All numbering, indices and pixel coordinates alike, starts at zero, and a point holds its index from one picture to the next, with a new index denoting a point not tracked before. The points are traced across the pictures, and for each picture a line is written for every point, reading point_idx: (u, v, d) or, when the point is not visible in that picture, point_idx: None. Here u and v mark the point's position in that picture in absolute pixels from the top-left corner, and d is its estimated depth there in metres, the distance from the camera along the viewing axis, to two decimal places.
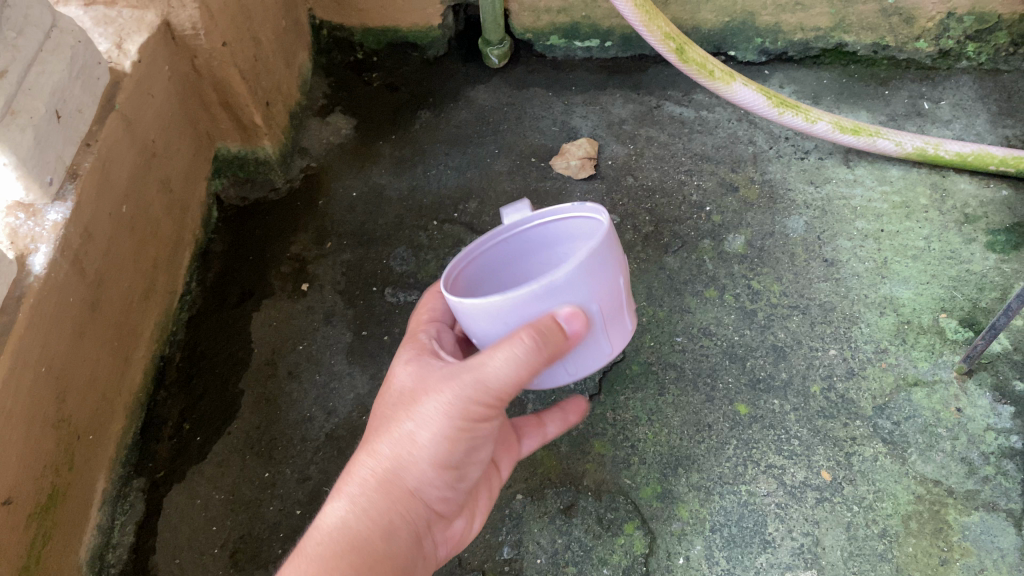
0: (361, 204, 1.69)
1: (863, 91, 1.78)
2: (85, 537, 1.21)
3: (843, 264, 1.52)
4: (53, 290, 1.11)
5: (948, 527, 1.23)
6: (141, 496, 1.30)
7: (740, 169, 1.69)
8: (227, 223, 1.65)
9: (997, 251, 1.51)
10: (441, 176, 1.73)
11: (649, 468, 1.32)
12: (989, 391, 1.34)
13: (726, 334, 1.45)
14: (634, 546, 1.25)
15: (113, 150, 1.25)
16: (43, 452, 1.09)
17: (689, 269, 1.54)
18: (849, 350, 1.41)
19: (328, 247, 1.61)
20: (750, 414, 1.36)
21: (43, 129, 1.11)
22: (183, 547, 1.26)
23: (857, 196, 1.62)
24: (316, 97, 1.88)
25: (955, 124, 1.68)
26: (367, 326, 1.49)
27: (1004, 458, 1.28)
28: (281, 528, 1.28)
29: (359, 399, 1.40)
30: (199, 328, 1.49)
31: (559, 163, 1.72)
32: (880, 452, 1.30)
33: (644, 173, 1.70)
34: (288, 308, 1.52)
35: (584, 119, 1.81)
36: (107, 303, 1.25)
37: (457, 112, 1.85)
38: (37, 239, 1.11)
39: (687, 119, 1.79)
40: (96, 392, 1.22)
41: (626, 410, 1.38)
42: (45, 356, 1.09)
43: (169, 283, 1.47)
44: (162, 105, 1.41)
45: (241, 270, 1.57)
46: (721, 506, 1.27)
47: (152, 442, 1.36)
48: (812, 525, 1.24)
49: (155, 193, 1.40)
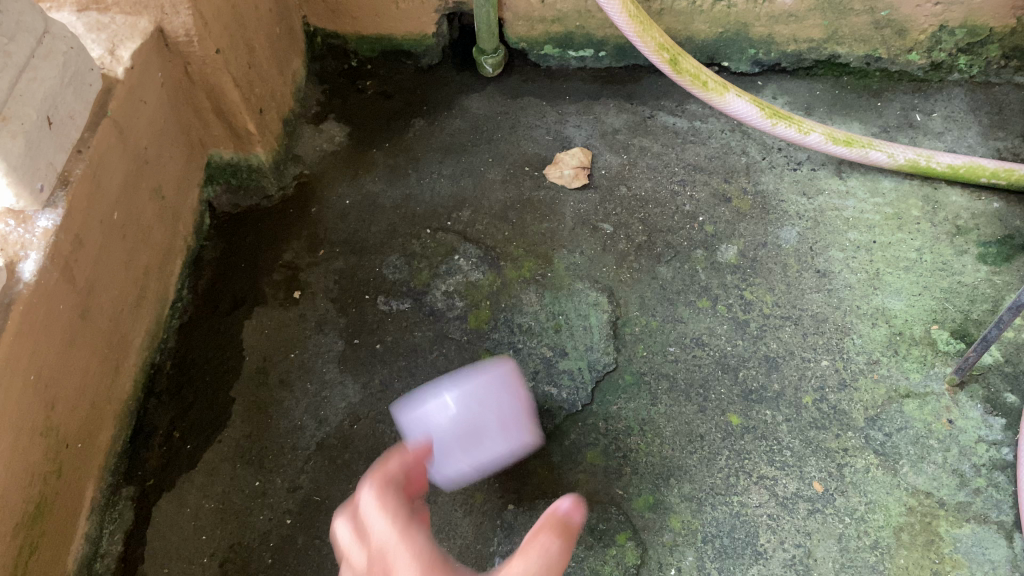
0: (354, 212, 1.68)
1: (855, 103, 1.79)
2: (72, 546, 1.19)
3: (836, 275, 1.53)
4: (42, 297, 1.10)
5: (940, 539, 1.23)
6: (130, 505, 1.30)
7: (733, 179, 1.69)
8: (219, 230, 1.65)
9: (988, 263, 1.51)
10: (434, 184, 1.73)
11: (641, 478, 1.31)
12: (980, 403, 1.35)
13: (718, 344, 1.45)
14: (626, 556, 1.24)
15: (104, 157, 1.25)
16: (30, 460, 1.08)
17: (681, 279, 1.54)
18: (841, 361, 1.42)
19: (321, 255, 1.61)
20: (742, 425, 1.36)
21: (34, 136, 1.09)
22: (171, 557, 1.25)
23: (850, 208, 1.62)
24: (310, 105, 1.88)
25: (946, 136, 1.70)
26: (359, 335, 1.49)
27: (995, 470, 1.28)
28: (271, 537, 1.27)
29: (351, 407, 1.40)
30: (190, 336, 1.49)
31: (552, 173, 1.72)
32: (872, 464, 1.30)
33: (637, 183, 1.71)
34: (279, 316, 1.52)
35: (578, 128, 1.82)
36: (96, 311, 1.24)
37: (450, 121, 1.85)
38: (27, 246, 1.11)
39: (680, 129, 1.79)
40: (86, 400, 1.21)
41: (618, 421, 1.37)
42: (34, 364, 1.09)
43: (160, 290, 1.46)
44: (156, 111, 1.41)
45: (233, 278, 1.57)
46: (713, 517, 1.26)
47: (141, 450, 1.35)
48: (804, 536, 1.24)
49: (147, 200, 1.39)
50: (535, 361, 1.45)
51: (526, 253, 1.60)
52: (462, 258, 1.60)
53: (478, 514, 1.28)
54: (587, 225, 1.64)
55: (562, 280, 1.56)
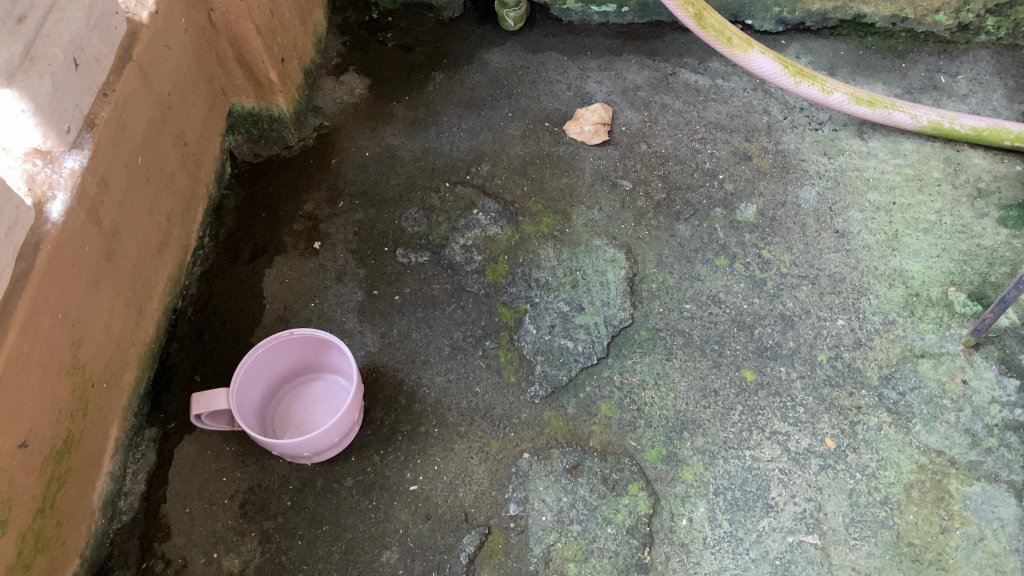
0: (374, 164, 1.69)
1: (880, 63, 1.78)
2: (98, 483, 1.22)
3: (854, 236, 1.53)
4: (69, 238, 1.11)
5: (950, 496, 1.24)
6: (153, 446, 1.32)
7: (753, 138, 1.69)
8: (240, 180, 1.66)
9: (1008, 226, 1.52)
10: (454, 138, 1.73)
11: (654, 431, 1.33)
12: (995, 364, 1.36)
13: (734, 302, 1.46)
14: (638, 506, 1.25)
15: (129, 101, 1.25)
16: (58, 398, 1.10)
17: (699, 237, 1.55)
18: (857, 321, 1.42)
19: (340, 206, 1.62)
20: (757, 380, 1.37)
21: (61, 77, 1.09)
22: (193, 496, 1.27)
23: (870, 168, 1.63)
24: (330, 56, 1.87)
25: (971, 98, 1.69)
26: (378, 286, 1.50)
27: (1007, 430, 1.30)
28: (291, 480, 1.29)
29: (370, 355, 1.42)
30: (211, 284, 1.50)
31: (572, 129, 1.72)
32: (885, 422, 1.31)
33: (657, 140, 1.70)
34: (300, 266, 1.53)
35: (599, 84, 1.82)
36: (121, 254, 1.26)
37: (471, 74, 1.85)
38: (54, 186, 1.11)
39: (702, 87, 1.80)
40: (110, 341, 1.23)
41: (633, 374, 1.39)
42: (61, 303, 1.10)
43: (183, 237, 1.47)
44: (178, 57, 1.41)
45: (253, 227, 1.58)
46: (725, 471, 1.28)
47: (164, 393, 1.37)
48: (815, 491, 1.25)
49: (170, 147, 1.40)
50: (552, 315, 1.46)
51: (545, 208, 1.60)
52: (480, 212, 1.60)
53: (493, 461, 1.30)
54: (606, 181, 1.64)
55: (580, 235, 1.56)
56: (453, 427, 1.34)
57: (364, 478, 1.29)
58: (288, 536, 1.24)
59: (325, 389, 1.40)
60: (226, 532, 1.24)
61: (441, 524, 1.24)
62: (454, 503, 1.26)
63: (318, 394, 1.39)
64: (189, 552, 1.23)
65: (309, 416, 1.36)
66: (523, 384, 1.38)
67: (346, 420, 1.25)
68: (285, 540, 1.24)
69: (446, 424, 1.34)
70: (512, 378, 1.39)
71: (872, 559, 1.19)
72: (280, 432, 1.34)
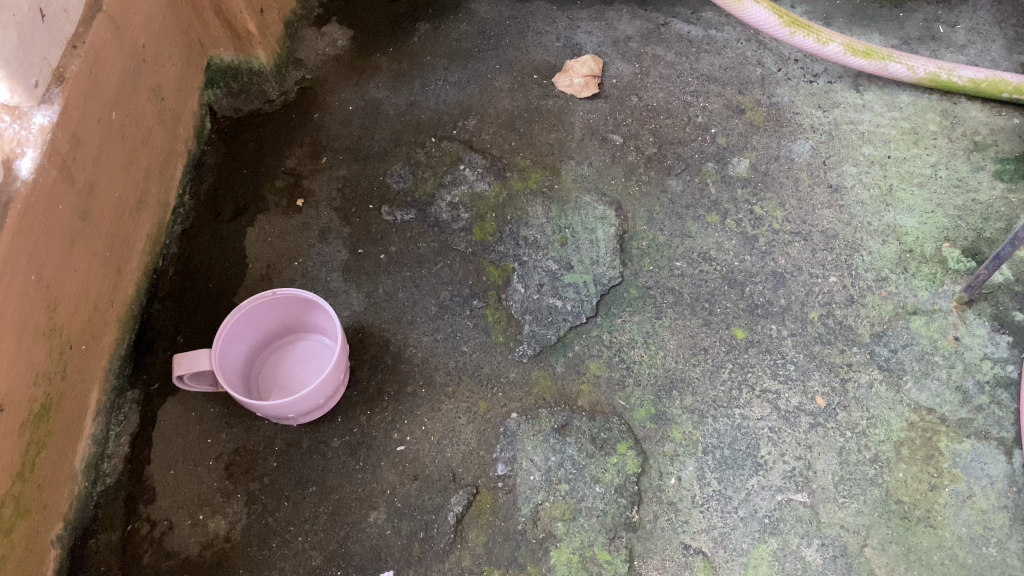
0: (357, 118, 1.65)
1: (877, 13, 1.73)
2: (79, 446, 1.20)
3: (848, 190, 1.50)
4: (40, 196, 1.08)
5: (940, 454, 1.23)
6: (136, 408, 1.30)
7: (747, 91, 1.66)
8: (221, 135, 1.61)
9: (1004, 180, 1.50)
10: (440, 91, 1.69)
11: (643, 389, 1.31)
12: (988, 321, 1.35)
13: (726, 259, 1.43)
14: (627, 465, 1.24)
15: (100, 53, 1.21)
16: (34, 361, 1.08)
17: (691, 193, 1.52)
18: (849, 278, 1.40)
19: (323, 162, 1.58)
20: (747, 338, 1.35)
21: (27, 29, 1.05)
22: (177, 458, 1.26)
23: (866, 121, 1.59)
24: (312, 7, 1.81)
25: (970, 49, 1.66)
26: (362, 245, 1.47)
27: (999, 387, 1.29)
28: (276, 441, 1.28)
29: (355, 315, 1.39)
30: (192, 242, 1.47)
31: (562, 81, 1.68)
32: (876, 380, 1.30)
33: (649, 93, 1.66)
34: (282, 224, 1.50)
35: (589, 35, 1.77)
36: (97, 213, 1.22)
37: (457, 25, 1.80)
38: (23, 143, 1.07)
39: (695, 38, 1.75)
40: (88, 302, 1.21)
41: (622, 332, 1.37)
42: (34, 264, 1.07)
43: (161, 195, 1.43)
44: (151, 7, 1.36)
45: (234, 184, 1.54)
46: (714, 429, 1.27)
47: (146, 354, 1.35)
48: (804, 449, 1.25)
49: (145, 101, 1.36)
50: (541, 273, 1.43)
51: (533, 163, 1.57)
52: (467, 167, 1.57)
53: (481, 421, 1.29)
54: (596, 135, 1.61)
55: (569, 192, 1.53)
56: (440, 387, 1.32)
57: (351, 439, 1.28)
58: (274, 497, 1.23)
59: (310, 349, 1.38)
60: (212, 494, 1.23)
61: (428, 484, 1.23)
62: (441, 463, 1.25)
63: (303, 354, 1.37)
64: (174, 514, 1.21)
65: (293, 377, 1.34)
66: (510, 344, 1.36)
67: (332, 381, 1.23)
68: (271, 501, 1.23)
69: (433, 384, 1.32)
70: (500, 338, 1.37)
71: (861, 516, 1.19)
72: (264, 392, 1.32)
